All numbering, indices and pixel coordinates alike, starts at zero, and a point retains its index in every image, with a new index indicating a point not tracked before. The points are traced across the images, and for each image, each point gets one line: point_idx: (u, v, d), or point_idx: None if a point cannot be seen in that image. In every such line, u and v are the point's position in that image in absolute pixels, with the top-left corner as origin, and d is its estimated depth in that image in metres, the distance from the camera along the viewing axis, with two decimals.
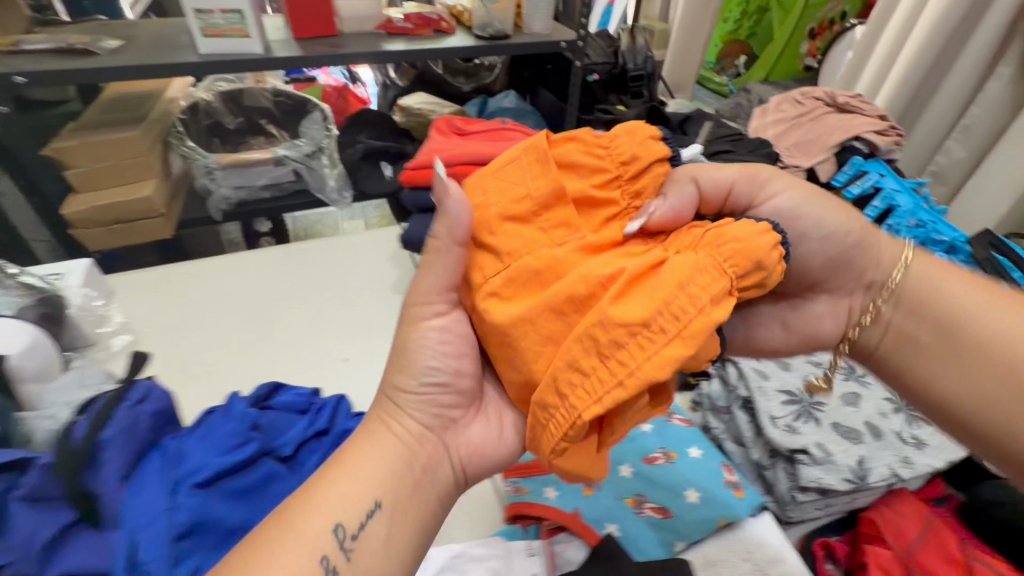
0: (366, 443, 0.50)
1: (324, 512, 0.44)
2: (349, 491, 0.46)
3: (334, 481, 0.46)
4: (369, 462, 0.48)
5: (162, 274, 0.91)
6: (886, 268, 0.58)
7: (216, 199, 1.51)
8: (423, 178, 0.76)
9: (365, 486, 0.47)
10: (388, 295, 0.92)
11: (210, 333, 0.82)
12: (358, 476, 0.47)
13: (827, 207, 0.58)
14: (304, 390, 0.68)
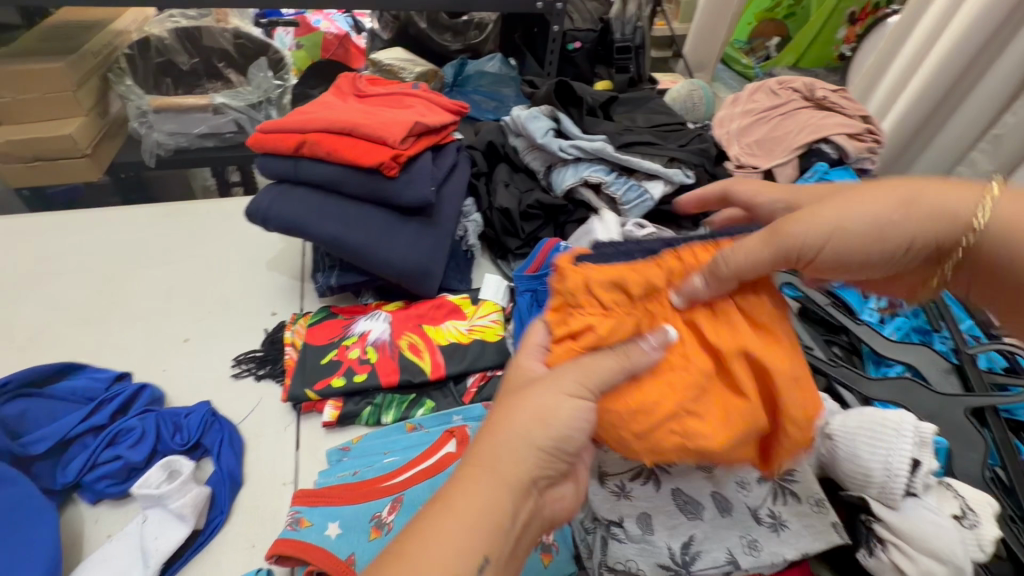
0: (473, 482, 0.36)
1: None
2: (451, 544, 0.33)
3: (420, 548, 0.33)
4: (476, 505, 0.35)
5: (24, 222, 0.83)
6: (952, 234, 0.39)
7: (149, 144, 1.42)
8: (273, 143, 0.66)
9: (476, 535, 0.34)
10: (262, 269, 0.82)
11: (47, 296, 0.74)
12: (464, 529, 0.34)
13: (867, 215, 0.40)
14: (104, 375, 0.59)
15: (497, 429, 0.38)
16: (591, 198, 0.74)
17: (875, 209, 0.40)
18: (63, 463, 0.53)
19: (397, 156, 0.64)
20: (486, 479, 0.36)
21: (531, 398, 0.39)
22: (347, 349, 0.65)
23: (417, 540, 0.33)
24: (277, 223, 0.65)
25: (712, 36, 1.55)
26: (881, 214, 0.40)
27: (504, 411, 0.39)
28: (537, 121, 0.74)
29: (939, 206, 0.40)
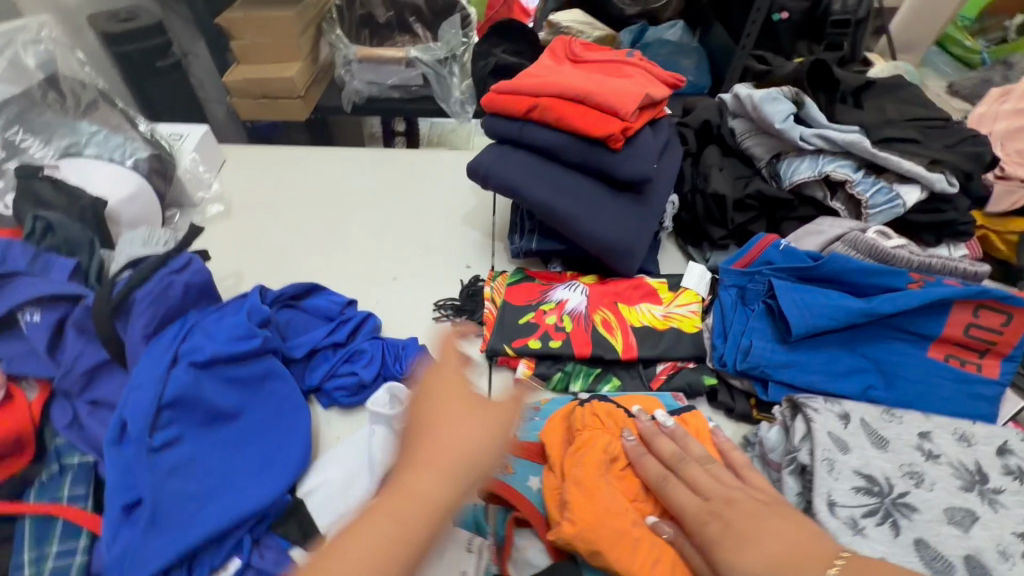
0: (420, 490, 0.42)
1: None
2: (388, 551, 0.39)
3: (349, 551, 0.39)
4: (420, 520, 0.41)
5: (270, 154, 0.96)
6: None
7: (350, 91, 1.56)
8: (504, 104, 0.67)
9: (403, 545, 0.40)
10: (457, 222, 0.87)
11: (286, 220, 0.86)
12: (392, 536, 0.40)
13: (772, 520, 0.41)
14: (339, 299, 0.67)
15: (417, 477, 0.43)
16: (823, 196, 0.67)
17: (774, 544, 0.40)
18: (308, 371, 0.61)
19: (628, 129, 0.62)
20: (413, 505, 0.41)
21: (471, 428, 0.46)
22: (544, 314, 0.66)
23: (355, 546, 0.39)
24: (497, 183, 0.67)
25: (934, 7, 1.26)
26: (776, 551, 0.39)
27: (437, 438, 0.45)
28: (776, 104, 0.67)
29: (781, 549, 0.39)
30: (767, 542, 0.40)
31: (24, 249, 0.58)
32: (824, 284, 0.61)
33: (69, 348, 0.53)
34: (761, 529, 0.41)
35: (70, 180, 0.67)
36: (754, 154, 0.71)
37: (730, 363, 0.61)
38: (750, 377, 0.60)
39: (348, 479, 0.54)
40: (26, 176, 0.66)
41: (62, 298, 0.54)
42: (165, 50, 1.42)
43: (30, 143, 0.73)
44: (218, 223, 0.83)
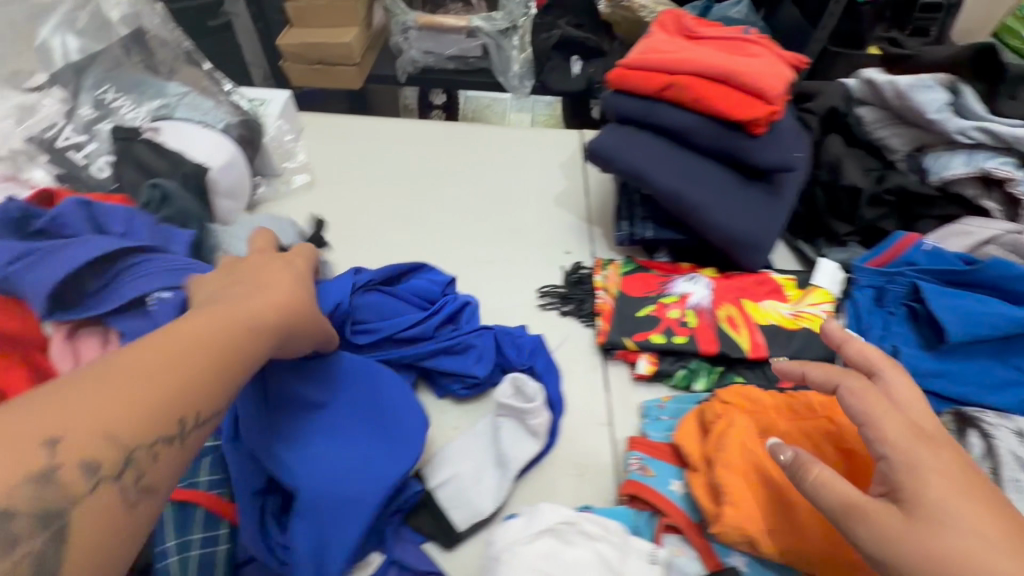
0: (217, 316, 0.37)
1: (142, 403, 0.31)
2: (196, 362, 0.34)
3: (161, 345, 0.33)
4: (224, 329, 0.37)
5: (347, 124, 0.91)
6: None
7: (405, 60, 1.49)
8: (634, 81, 0.63)
9: (217, 361, 0.35)
10: (549, 205, 0.83)
11: (371, 195, 0.82)
12: (219, 341, 0.36)
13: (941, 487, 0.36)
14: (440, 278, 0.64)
15: (229, 306, 0.39)
16: (974, 194, 0.63)
17: (988, 522, 0.34)
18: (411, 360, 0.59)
19: (776, 115, 0.58)
20: (216, 344, 0.36)
21: (288, 284, 0.44)
22: (665, 308, 0.63)
23: (172, 340, 0.34)
24: (623, 167, 0.63)
25: None
26: (994, 539, 0.33)
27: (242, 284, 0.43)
28: (929, 93, 0.63)
29: (1002, 539, 0.33)
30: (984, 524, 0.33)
31: (145, 221, 0.55)
32: (976, 288, 0.58)
33: None
34: (971, 507, 0.34)
35: (169, 145, 0.63)
36: (893, 146, 0.67)
37: None
38: None
39: (478, 472, 0.53)
40: (125, 139, 0.63)
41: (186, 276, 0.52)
42: (217, 9, 1.36)
43: (121, 103, 0.68)
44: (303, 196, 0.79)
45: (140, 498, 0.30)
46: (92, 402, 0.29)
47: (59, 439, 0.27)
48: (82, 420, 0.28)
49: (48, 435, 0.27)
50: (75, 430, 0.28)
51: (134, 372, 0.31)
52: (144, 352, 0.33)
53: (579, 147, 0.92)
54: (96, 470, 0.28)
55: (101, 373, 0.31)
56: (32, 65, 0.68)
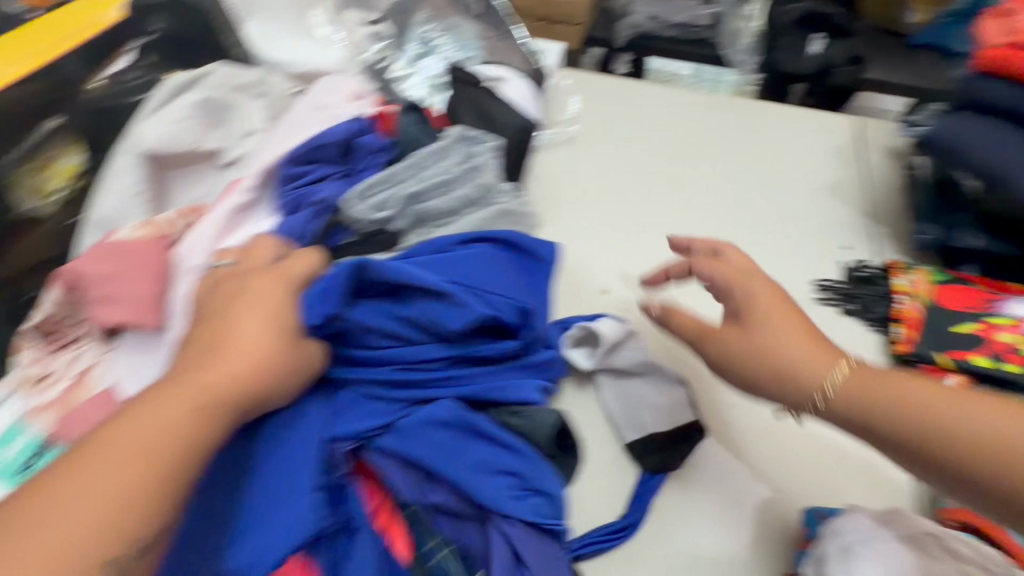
0: (196, 368, 0.37)
1: (133, 507, 0.32)
2: (172, 440, 0.34)
3: (141, 422, 0.34)
4: (187, 407, 0.35)
5: (605, 82, 0.86)
6: (803, 381, 0.41)
7: (626, 24, 1.42)
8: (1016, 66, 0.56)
9: (192, 428, 0.35)
10: (822, 195, 0.75)
11: (629, 152, 0.78)
12: (200, 391, 0.36)
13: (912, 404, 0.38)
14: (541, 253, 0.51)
15: (230, 330, 0.39)
16: None
17: (791, 341, 0.43)
18: (480, 343, 0.46)
19: None
20: (165, 437, 0.34)
21: (278, 289, 0.41)
22: (994, 330, 0.55)
23: (138, 425, 0.34)
24: (975, 160, 0.58)
25: None
26: (788, 353, 0.42)
27: (247, 300, 0.40)
28: None
29: (800, 355, 0.42)
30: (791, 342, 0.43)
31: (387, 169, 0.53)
32: None
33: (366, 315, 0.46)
34: (807, 349, 0.42)
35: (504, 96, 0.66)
36: None
37: None
38: None
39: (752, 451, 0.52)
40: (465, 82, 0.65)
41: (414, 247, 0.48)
42: None
43: (440, 43, 0.73)
44: (565, 149, 0.79)
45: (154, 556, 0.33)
46: (79, 501, 0.31)
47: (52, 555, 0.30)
48: (91, 532, 0.31)
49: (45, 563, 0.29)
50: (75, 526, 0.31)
51: (110, 445, 0.33)
52: (121, 433, 0.33)
53: (856, 137, 0.82)
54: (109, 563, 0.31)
55: (36, 497, 0.31)
56: None
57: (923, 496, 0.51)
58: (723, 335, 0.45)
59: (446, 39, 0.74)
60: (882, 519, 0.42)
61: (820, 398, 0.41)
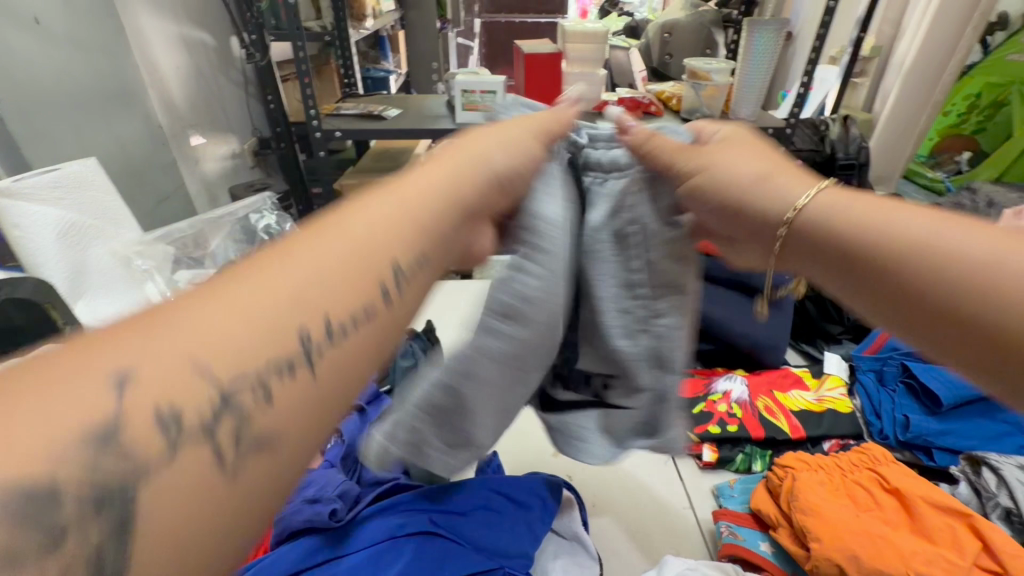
0: (423, 183, 0.36)
1: (320, 299, 0.26)
2: (365, 258, 0.29)
3: (369, 219, 0.31)
4: (339, 251, 0.28)
5: None
6: (777, 212, 0.36)
7: None
8: None
9: (373, 263, 0.29)
10: None
11: None
12: (402, 223, 0.32)
13: (745, 158, 0.40)
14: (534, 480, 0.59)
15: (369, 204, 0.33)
16: None
17: (756, 165, 0.39)
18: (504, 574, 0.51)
19: None
20: (304, 276, 0.26)
21: (462, 172, 0.38)
22: (714, 404, 0.77)
23: (361, 222, 0.30)
24: None
25: (897, 152, 1.55)
26: (750, 174, 0.39)
27: (439, 164, 0.39)
28: None
29: (788, 183, 0.37)
30: (868, 221, 0.33)
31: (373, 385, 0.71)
32: None
33: (359, 535, 0.49)
34: (878, 208, 0.33)
35: None
36: None
37: (892, 435, 0.70)
38: (912, 448, 0.69)
39: (575, 556, 0.58)
40: None
41: (457, 498, 0.54)
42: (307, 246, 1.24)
43: None
44: None
45: (304, 396, 0.24)
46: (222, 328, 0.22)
47: (209, 343, 0.22)
48: (234, 343, 0.22)
49: (198, 350, 0.21)
50: (262, 328, 0.23)
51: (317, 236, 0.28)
52: (337, 222, 0.30)
53: None
54: (215, 403, 0.21)
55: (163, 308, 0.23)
56: (206, 262, 0.93)
57: (709, 545, 0.62)
58: (688, 159, 0.41)
59: None
60: (669, 567, 0.52)
61: (785, 232, 0.36)
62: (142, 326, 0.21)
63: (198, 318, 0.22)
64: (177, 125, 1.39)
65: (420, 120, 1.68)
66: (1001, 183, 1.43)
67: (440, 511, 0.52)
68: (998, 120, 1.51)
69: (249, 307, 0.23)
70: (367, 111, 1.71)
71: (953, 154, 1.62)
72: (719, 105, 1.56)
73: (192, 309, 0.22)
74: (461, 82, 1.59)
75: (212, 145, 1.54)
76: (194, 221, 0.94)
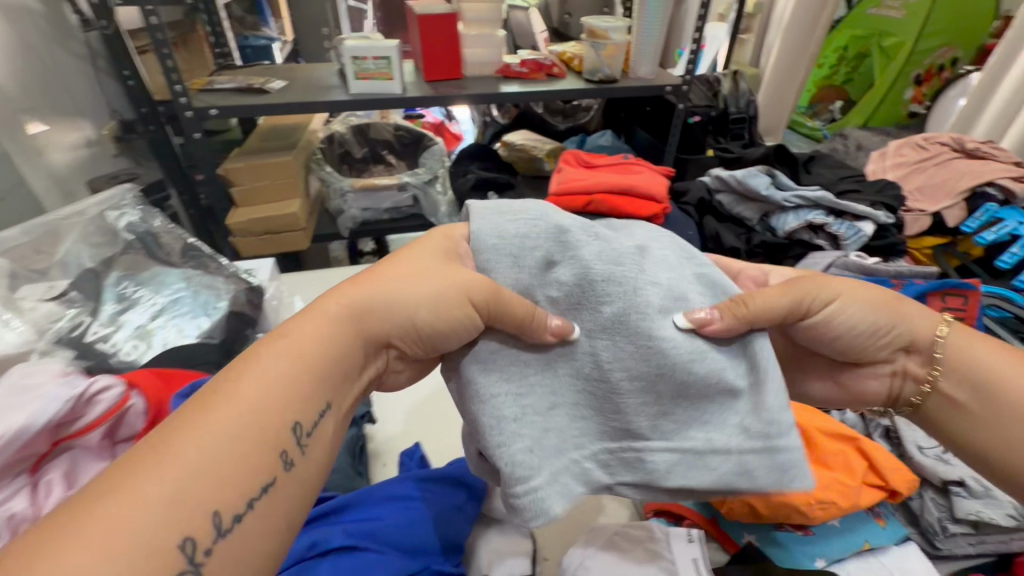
0: (315, 334, 0.47)
1: (205, 498, 0.36)
2: (257, 443, 0.40)
3: (257, 380, 0.43)
4: (232, 430, 0.39)
5: (324, 277, 1.05)
6: (927, 335, 0.55)
7: (346, 218, 1.71)
8: (563, 203, 0.88)
9: (259, 450, 0.40)
10: None
11: None
12: (287, 393, 0.44)
13: (864, 309, 0.54)
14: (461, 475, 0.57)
15: (256, 363, 0.44)
16: (811, 236, 0.93)
17: (873, 317, 0.54)
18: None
19: (666, 210, 0.83)
20: (204, 457, 0.37)
21: (361, 299, 0.51)
22: None
23: (247, 388, 0.42)
24: None
25: (781, 104, 1.68)
26: (882, 314, 0.55)
27: (351, 293, 0.51)
28: (756, 178, 0.95)
29: (920, 320, 0.55)
30: (990, 363, 0.52)
31: None
32: None
33: None
34: (989, 351, 0.53)
35: None
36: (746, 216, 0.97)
37: None
38: None
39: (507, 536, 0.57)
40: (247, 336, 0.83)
41: (377, 502, 0.51)
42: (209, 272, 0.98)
43: (142, 296, 0.80)
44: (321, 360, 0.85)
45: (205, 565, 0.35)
46: (133, 521, 0.33)
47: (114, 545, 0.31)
48: (141, 537, 0.33)
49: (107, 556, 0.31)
50: (161, 520, 0.34)
51: (212, 416, 0.39)
52: (234, 393, 0.41)
53: None
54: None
55: (72, 511, 0.32)
56: (54, 273, 0.76)
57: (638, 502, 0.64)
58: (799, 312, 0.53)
59: (148, 291, 0.81)
60: (596, 535, 0.53)
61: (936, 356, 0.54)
62: (63, 536, 0.31)
63: (112, 517, 0.32)
64: (4, 110, 1.16)
65: (310, 92, 1.55)
66: (866, 129, 1.58)
67: (356, 526, 0.48)
68: (861, 71, 1.68)
69: (148, 499, 0.34)
70: (246, 84, 1.54)
71: (827, 104, 1.76)
72: (619, 64, 1.59)
73: (104, 515, 0.32)
74: (351, 48, 1.47)
75: (59, 132, 1.31)
76: (29, 225, 0.76)
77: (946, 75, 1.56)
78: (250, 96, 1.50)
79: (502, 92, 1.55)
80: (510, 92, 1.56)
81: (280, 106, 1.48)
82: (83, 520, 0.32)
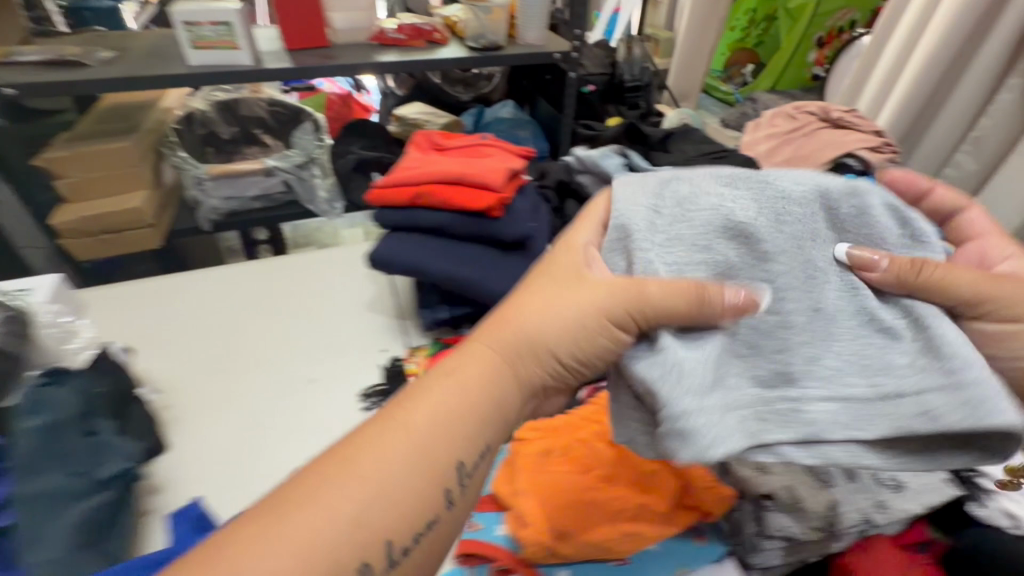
0: (476, 375, 0.50)
1: (354, 550, 0.39)
2: (414, 487, 0.43)
3: (415, 425, 0.46)
4: (385, 472, 0.43)
5: (139, 291, 0.90)
6: None
7: (206, 210, 1.51)
8: (390, 197, 0.78)
9: (425, 495, 0.44)
10: (361, 312, 0.89)
11: (173, 353, 0.80)
12: (454, 435, 0.46)
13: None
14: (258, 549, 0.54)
15: (421, 398, 0.47)
16: None
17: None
18: None
19: (501, 201, 0.75)
20: (364, 499, 0.41)
21: (523, 333, 0.53)
22: None
23: (414, 427, 0.45)
24: (402, 264, 0.75)
25: (694, 69, 1.66)
26: None
27: (503, 327, 0.54)
28: (608, 159, 0.88)
29: None
30: None
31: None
32: None
33: None
34: None
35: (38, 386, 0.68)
36: None
37: None
38: None
39: None
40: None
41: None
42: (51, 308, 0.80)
43: None
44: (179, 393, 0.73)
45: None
46: (307, 549, 0.38)
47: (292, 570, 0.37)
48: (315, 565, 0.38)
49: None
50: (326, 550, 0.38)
51: (368, 458, 0.43)
52: (400, 432, 0.45)
53: None
54: None
55: (246, 536, 0.38)
56: None
57: None
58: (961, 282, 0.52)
59: None
60: None
61: None
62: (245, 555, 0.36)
63: (280, 540, 0.38)
64: None
65: (143, 64, 1.32)
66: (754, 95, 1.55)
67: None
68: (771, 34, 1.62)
69: (312, 532, 0.39)
70: (59, 56, 1.29)
71: (739, 68, 1.71)
72: (503, 29, 1.46)
73: (271, 544, 0.37)
74: (181, 12, 1.24)
75: None
76: None
77: (846, 38, 1.56)
78: (65, 70, 1.26)
79: (374, 62, 1.38)
80: (384, 61, 1.40)
81: (101, 81, 1.25)
82: (253, 546, 0.37)
